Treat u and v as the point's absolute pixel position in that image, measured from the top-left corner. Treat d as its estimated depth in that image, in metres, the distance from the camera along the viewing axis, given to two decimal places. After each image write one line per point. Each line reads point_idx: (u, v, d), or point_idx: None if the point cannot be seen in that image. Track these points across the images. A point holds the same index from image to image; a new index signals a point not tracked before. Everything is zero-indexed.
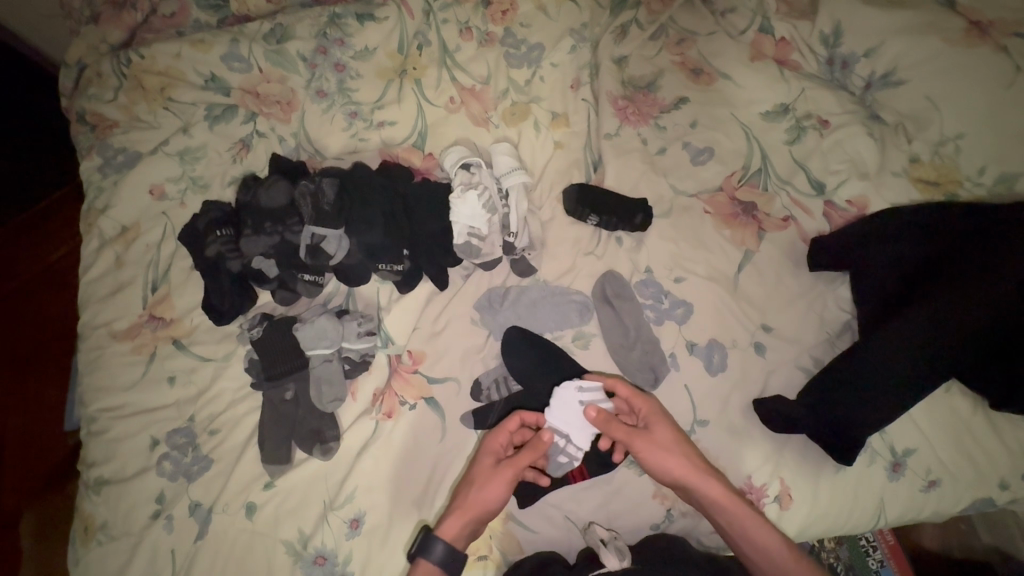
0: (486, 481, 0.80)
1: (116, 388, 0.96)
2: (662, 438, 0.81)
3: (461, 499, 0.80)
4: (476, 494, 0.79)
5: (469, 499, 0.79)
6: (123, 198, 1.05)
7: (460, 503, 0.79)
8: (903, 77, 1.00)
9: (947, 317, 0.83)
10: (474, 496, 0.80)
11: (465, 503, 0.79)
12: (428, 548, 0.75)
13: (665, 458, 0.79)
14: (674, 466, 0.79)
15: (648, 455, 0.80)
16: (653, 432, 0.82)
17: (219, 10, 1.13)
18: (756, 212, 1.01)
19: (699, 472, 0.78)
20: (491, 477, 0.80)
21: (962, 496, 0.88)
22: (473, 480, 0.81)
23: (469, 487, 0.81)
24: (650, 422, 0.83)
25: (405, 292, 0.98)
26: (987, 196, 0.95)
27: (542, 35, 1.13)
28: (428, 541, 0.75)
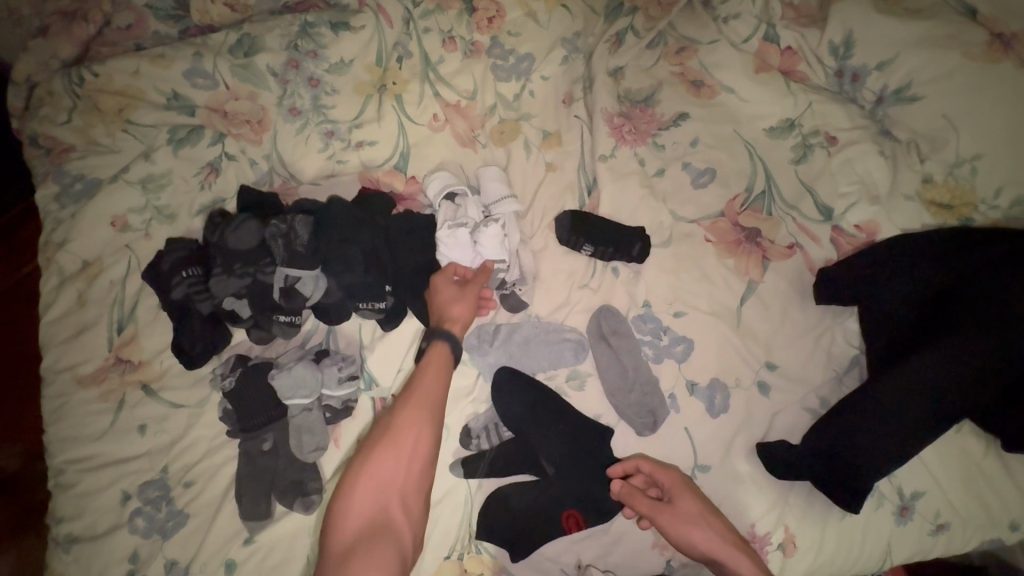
0: (461, 298, 0.86)
1: (82, 439, 0.90)
2: (691, 511, 0.77)
3: (440, 314, 0.85)
4: (457, 309, 0.85)
5: (453, 317, 0.85)
6: (83, 231, 0.97)
7: (442, 317, 0.85)
8: (918, 93, 0.94)
9: (966, 359, 0.78)
10: (457, 314, 0.85)
11: (451, 316, 0.85)
12: (441, 336, 0.82)
13: (694, 536, 0.76)
14: (703, 543, 0.75)
15: (674, 532, 0.76)
16: (680, 505, 0.78)
17: (180, 20, 1.03)
18: (760, 239, 0.95)
19: (730, 549, 0.75)
20: (464, 295, 0.87)
21: (972, 538, 0.84)
22: (441, 307, 0.86)
23: (446, 307, 0.86)
24: (678, 495, 0.79)
25: (388, 329, 0.92)
26: (1002, 220, 0.90)
27: (532, 45, 1.05)
28: (440, 330, 0.82)
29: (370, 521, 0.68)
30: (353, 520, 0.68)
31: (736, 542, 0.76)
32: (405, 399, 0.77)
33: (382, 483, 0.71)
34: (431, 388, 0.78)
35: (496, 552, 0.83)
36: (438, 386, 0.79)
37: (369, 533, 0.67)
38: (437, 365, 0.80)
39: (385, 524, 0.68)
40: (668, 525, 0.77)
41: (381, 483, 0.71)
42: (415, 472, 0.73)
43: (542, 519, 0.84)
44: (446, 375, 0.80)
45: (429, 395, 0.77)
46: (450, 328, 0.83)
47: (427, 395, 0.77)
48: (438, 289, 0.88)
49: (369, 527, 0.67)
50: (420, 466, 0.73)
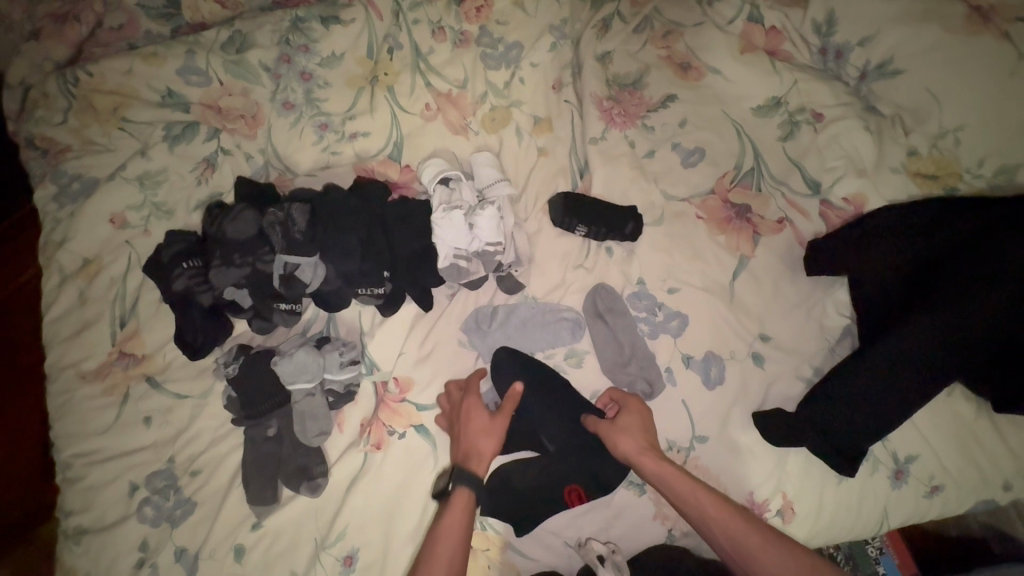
0: (493, 432, 0.83)
1: (89, 433, 0.91)
2: (629, 425, 0.83)
3: (466, 448, 0.81)
4: (484, 445, 0.82)
5: (479, 446, 0.81)
6: (83, 229, 0.99)
7: (472, 457, 0.80)
8: (900, 66, 0.96)
9: (957, 323, 0.79)
10: (483, 445, 0.82)
11: (478, 451, 0.81)
12: (463, 481, 0.77)
13: (619, 441, 0.82)
14: (625, 449, 0.81)
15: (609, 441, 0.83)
16: (618, 419, 0.84)
17: (171, 19, 1.05)
18: (750, 215, 0.97)
19: (650, 456, 0.78)
20: (495, 428, 0.84)
21: (967, 500, 0.86)
22: (465, 433, 0.83)
23: (474, 439, 0.82)
24: (623, 415, 0.84)
25: (388, 315, 0.93)
26: (987, 189, 0.90)
27: (520, 33, 1.07)
28: (465, 473, 0.77)
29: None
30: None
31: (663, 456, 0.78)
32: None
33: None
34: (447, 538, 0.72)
35: (501, 529, 0.84)
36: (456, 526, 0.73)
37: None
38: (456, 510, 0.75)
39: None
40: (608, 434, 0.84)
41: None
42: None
43: (545, 494, 0.86)
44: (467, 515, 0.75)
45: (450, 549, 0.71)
46: (475, 469, 0.78)
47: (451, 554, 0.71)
48: (467, 412, 0.84)
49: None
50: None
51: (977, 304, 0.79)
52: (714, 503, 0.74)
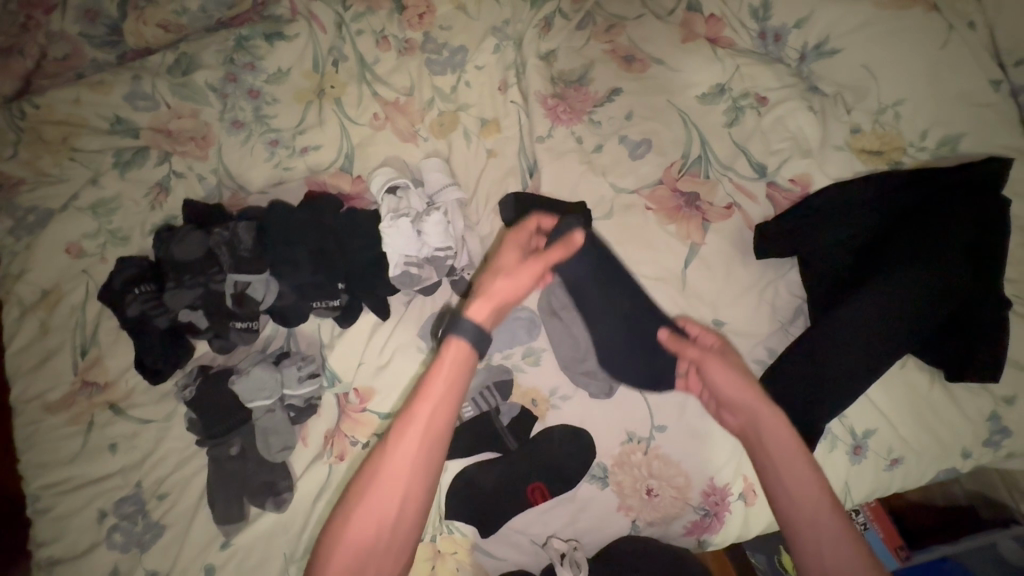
0: (515, 271, 0.77)
1: (55, 464, 0.91)
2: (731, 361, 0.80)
3: (484, 287, 0.75)
4: (500, 287, 0.74)
5: (493, 287, 0.74)
6: (39, 261, 0.99)
7: (484, 294, 0.73)
8: (837, 46, 0.97)
9: (909, 295, 0.81)
10: (499, 285, 0.75)
11: (487, 292, 0.74)
12: (462, 329, 0.71)
13: (733, 374, 0.78)
14: (748, 391, 0.76)
15: (717, 375, 0.79)
16: (724, 352, 0.82)
17: (115, 46, 1.05)
18: (699, 202, 0.98)
19: (769, 407, 0.75)
20: (518, 270, 0.77)
21: (926, 469, 0.88)
22: (489, 275, 0.77)
23: (498, 270, 0.77)
24: (723, 348, 0.83)
25: (346, 326, 0.94)
26: (932, 160, 0.92)
27: (464, 36, 1.07)
28: (462, 319, 0.71)
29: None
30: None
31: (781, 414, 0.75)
32: (400, 436, 0.68)
33: (369, 534, 0.66)
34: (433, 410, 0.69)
35: (468, 531, 0.85)
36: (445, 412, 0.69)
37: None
38: (446, 373, 0.70)
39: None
40: (710, 365, 0.80)
41: (369, 531, 0.66)
42: (408, 518, 0.68)
43: (509, 492, 0.87)
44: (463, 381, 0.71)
45: (437, 425, 0.69)
46: (473, 313, 0.72)
47: (438, 430, 0.69)
48: (499, 252, 0.81)
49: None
50: (412, 505, 0.68)
51: (925, 274, 0.81)
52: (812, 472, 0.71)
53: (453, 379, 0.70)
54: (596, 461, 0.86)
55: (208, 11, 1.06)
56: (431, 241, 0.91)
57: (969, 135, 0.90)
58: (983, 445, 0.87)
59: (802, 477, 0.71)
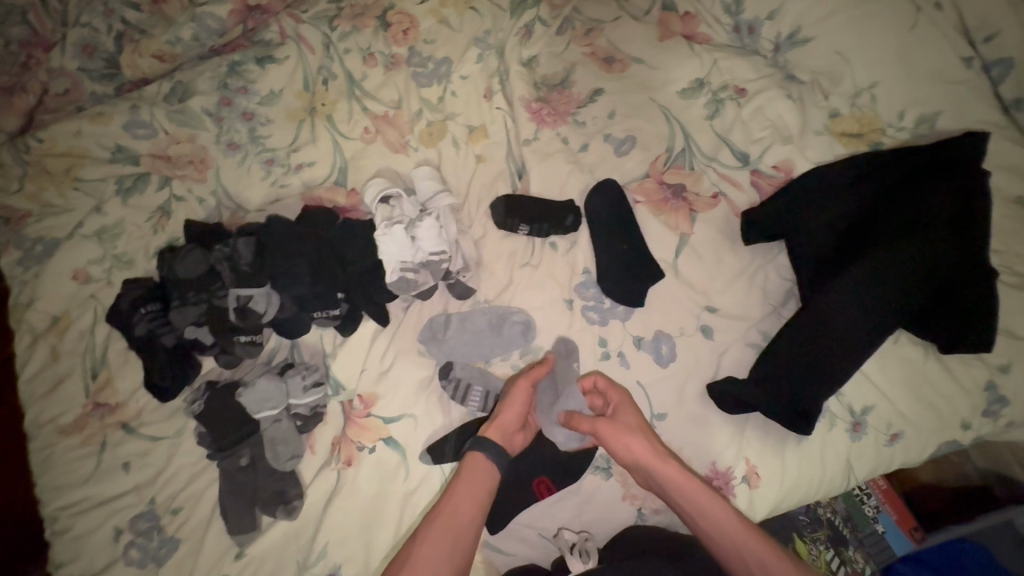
0: (513, 395, 0.87)
1: (71, 485, 0.93)
2: (627, 421, 0.83)
3: (491, 415, 0.86)
4: (503, 415, 0.85)
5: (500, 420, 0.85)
6: (48, 288, 1.02)
7: (489, 421, 0.85)
8: (809, 34, 1.00)
9: (897, 267, 0.82)
10: (503, 417, 0.85)
11: (497, 419, 0.85)
12: (480, 446, 0.81)
13: (634, 446, 0.80)
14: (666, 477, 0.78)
15: (619, 445, 0.81)
16: (620, 418, 0.83)
17: (113, 78, 1.09)
18: (686, 193, 1.00)
19: (669, 461, 0.78)
20: (515, 391, 0.87)
21: (928, 443, 0.88)
22: (501, 402, 0.88)
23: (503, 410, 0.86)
24: (617, 409, 0.85)
25: (347, 334, 0.96)
26: (911, 139, 0.94)
27: (447, 49, 1.11)
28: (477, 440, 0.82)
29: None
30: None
31: (677, 463, 0.78)
32: (426, 528, 0.75)
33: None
34: (463, 509, 0.76)
35: (476, 528, 0.86)
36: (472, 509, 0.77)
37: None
38: (470, 475, 0.80)
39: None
40: (604, 433, 0.83)
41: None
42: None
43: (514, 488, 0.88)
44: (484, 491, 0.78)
45: (462, 512, 0.76)
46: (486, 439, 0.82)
47: (461, 518, 0.76)
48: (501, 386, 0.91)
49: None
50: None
51: (912, 247, 0.82)
52: (736, 518, 0.74)
53: (477, 478, 0.79)
54: (601, 451, 0.89)
55: (201, 40, 1.10)
56: (427, 248, 0.94)
57: (945, 112, 0.92)
58: (982, 415, 0.87)
59: (726, 522, 0.74)
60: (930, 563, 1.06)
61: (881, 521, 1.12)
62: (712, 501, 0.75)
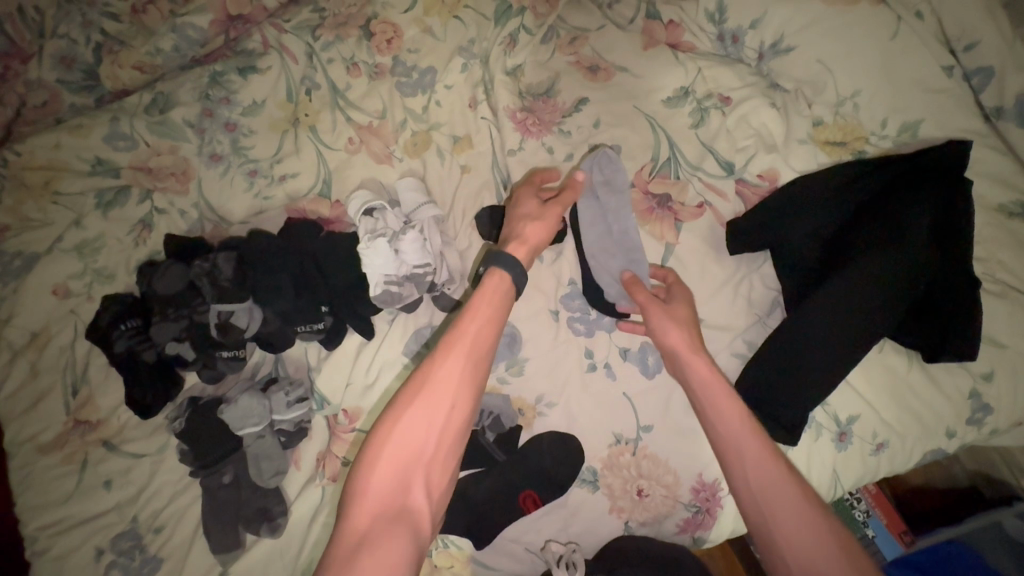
0: (541, 213, 0.86)
1: (52, 504, 0.92)
2: (679, 314, 0.86)
3: (516, 234, 0.84)
4: (530, 236, 0.84)
5: (526, 232, 0.84)
6: (26, 304, 1.00)
7: (519, 239, 0.83)
8: (791, 43, 1.00)
9: (881, 276, 0.83)
10: (529, 229, 0.84)
11: (521, 235, 0.83)
12: (503, 260, 0.76)
13: (671, 329, 0.83)
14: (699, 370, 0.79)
15: (661, 326, 0.85)
16: (674, 307, 0.86)
17: (92, 90, 1.08)
18: (671, 202, 0.99)
19: (701, 361, 0.80)
20: (543, 211, 0.87)
21: (913, 451, 0.88)
22: (531, 218, 0.86)
23: (527, 222, 0.85)
24: (671, 300, 0.88)
25: (331, 348, 0.95)
26: (894, 147, 0.95)
27: (431, 57, 1.10)
28: (500, 256, 0.77)
29: (388, 509, 0.61)
30: (382, 486, 0.62)
31: (709, 361, 0.80)
32: (447, 351, 0.69)
33: (411, 444, 0.64)
34: (483, 335, 0.71)
35: (462, 544, 0.85)
36: (492, 333, 0.72)
37: (386, 516, 0.60)
38: (490, 300, 0.74)
39: (406, 508, 0.61)
40: (653, 311, 0.86)
41: (412, 444, 0.64)
42: (450, 436, 0.67)
43: (501, 502, 0.88)
44: (500, 319, 0.73)
45: (480, 342, 0.70)
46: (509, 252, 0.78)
47: (479, 346, 0.70)
48: (520, 201, 0.90)
49: (389, 514, 0.60)
50: (456, 421, 0.67)
51: (895, 255, 0.83)
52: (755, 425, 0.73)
53: (500, 298, 0.75)
54: (585, 464, 0.87)
55: (182, 51, 1.09)
56: (410, 259, 0.92)
57: (928, 120, 0.93)
58: (966, 423, 0.88)
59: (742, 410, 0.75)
60: (917, 564, 1.04)
61: (872, 525, 1.15)
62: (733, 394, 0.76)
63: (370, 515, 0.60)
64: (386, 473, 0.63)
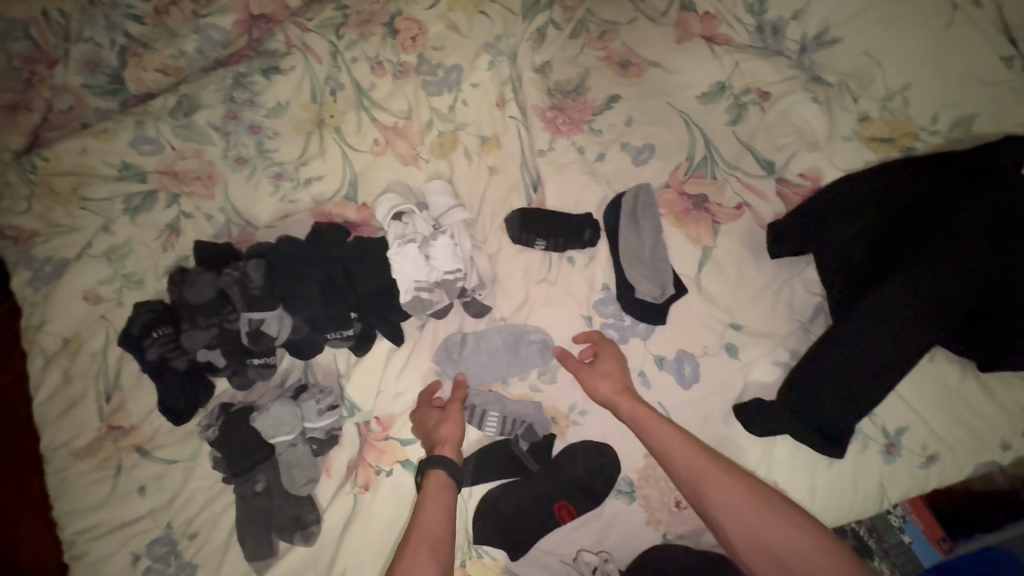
0: (447, 418, 0.86)
1: (88, 509, 0.92)
2: (607, 370, 0.86)
3: (433, 440, 0.84)
4: (447, 433, 0.84)
5: (441, 437, 0.84)
6: (58, 310, 1.01)
7: (440, 443, 0.83)
8: (837, 35, 0.95)
9: (936, 281, 0.78)
10: (443, 432, 0.84)
11: (441, 439, 0.84)
12: (438, 464, 0.79)
13: (599, 386, 0.84)
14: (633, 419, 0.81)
15: (594, 384, 0.85)
16: (599, 364, 0.87)
17: (117, 94, 1.07)
18: (708, 203, 0.96)
19: (632, 404, 0.82)
20: (447, 415, 0.86)
21: (965, 464, 0.84)
22: (433, 424, 0.86)
23: (436, 429, 0.85)
24: (598, 355, 0.88)
25: (361, 354, 0.94)
26: (946, 143, 0.90)
27: (457, 55, 1.07)
28: (431, 458, 0.80)
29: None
30: None
31: (640, 407, 0.81)
32: (409, 553, 0.71)
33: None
34: (436, 518, 0.75)
35: (497, 554, 0.84)
36: (444, 523, 0.75)
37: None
38: (434, 498, 0.77)
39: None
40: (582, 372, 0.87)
41: None
42: None
43: (535, 512, 0.86)
44: (449, 509, 0.77)
45: (438, 536, 0.73)
46: (442, 452, 0.81)
47: (436, 537, 0.73)
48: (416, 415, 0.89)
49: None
50: None
51: (950, 259, 0.79)
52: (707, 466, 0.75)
53: (444, 496, 0.78)
54: (622, 475, 0.85)
55: (205, 52, 1.07)
56: (442, 267, 0.91)
57: (982, 115, 0.87)
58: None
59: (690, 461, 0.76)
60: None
61: (908, 530, 1.09)
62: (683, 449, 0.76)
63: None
64: None
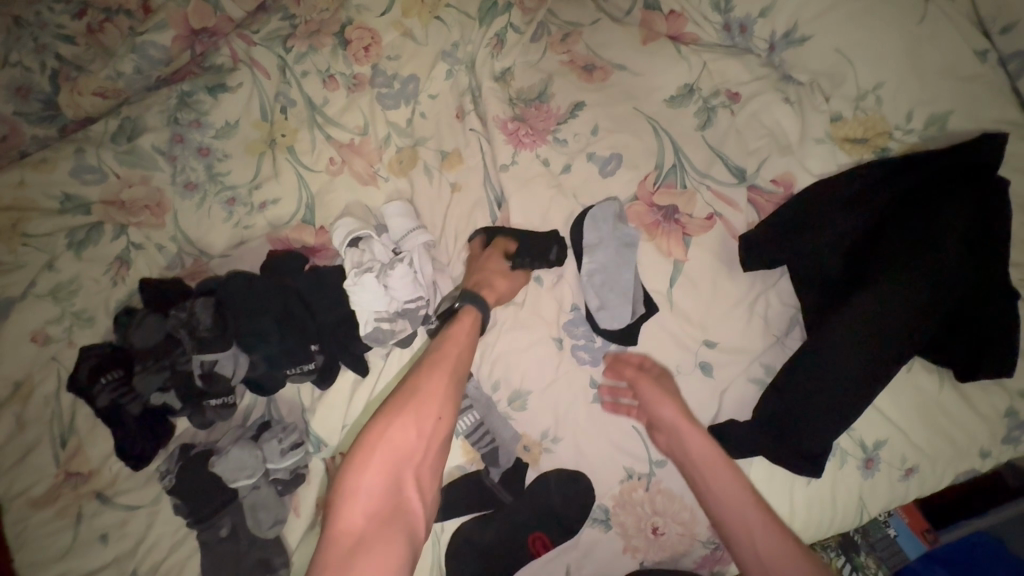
0: (509, 277, 0.90)
1: (45, 563, 0.87)
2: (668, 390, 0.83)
3: (487, 283, 0.89)
4: (499, 284, 0.89)
5: (496, 288, 0.89)
6: (2, 354, 0.93)
7: (490, 287, 0.88)
8: (806, 32, 0.91)
9: (911, 291, 0.75)
10: (499, 285, 0.89)
11: (495, 288, 0.89)
12: (477, 302, 0.83)
13: (661, 402, 0.81)
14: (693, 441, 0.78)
15: (655, 398, 0.81)
16: (661, 382, 0.83)
17: (54, 120, 1.00)
18: (678, 215, 0.92)
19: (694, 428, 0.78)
20: (512, 276, 0.91)
21: (944, 473, 0.84)
22: (500, 272, 0.90)
23: (494, 279, 0.89)
24: (662, 377, 0.84)
25: (325, 388, 0.91)
26: (921, 143, 0.86)
27: (413, 65, 1.02)
28: (474, 295, 0.83)
29: (385, 509, 0.67)
30: (370, 491, 0.68)
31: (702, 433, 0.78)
32: (432, 366, 0.76)
33: (401, 447, 0.70)
34: (455, 358, 0.78)
35: None
36: (468, 355, 0.80)
37: (379, 518, 0.66)
38: (465, 328, 0.81)
39: (400, 507, 0.68)
40: (642, 387, 0.82)
41: (404, 446, 0.70)
42: (433, 448, 0.73)
43: (511, 546, 0.85)
44: (475, 338, 0.82)
45: (462, 362, 0.79)
46: (483, 296, 0.84)
47: (458, 359, 0.78)
48: (489, 258, 0.91)
49: (384, 512, 0.67)
50: (441, 427, 0.73)
51: (925, 268, 0.75)
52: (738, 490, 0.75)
53: (476, 327, 0.83)
54: (596, 503, 0.84)
55: (145, 71, 1.00)
56: (405, 296, 0.88)
57: (958, 112, 0.84)
58: (1002, 443, 0.82)
59: (725, 483, 0.76)
60: (942, 558, 1.03)
61: (892, 523, 1.05)
62: (741, 494, 0.75)
63: (366, 511, 0.66)
64: (375, 489, 0.68)
